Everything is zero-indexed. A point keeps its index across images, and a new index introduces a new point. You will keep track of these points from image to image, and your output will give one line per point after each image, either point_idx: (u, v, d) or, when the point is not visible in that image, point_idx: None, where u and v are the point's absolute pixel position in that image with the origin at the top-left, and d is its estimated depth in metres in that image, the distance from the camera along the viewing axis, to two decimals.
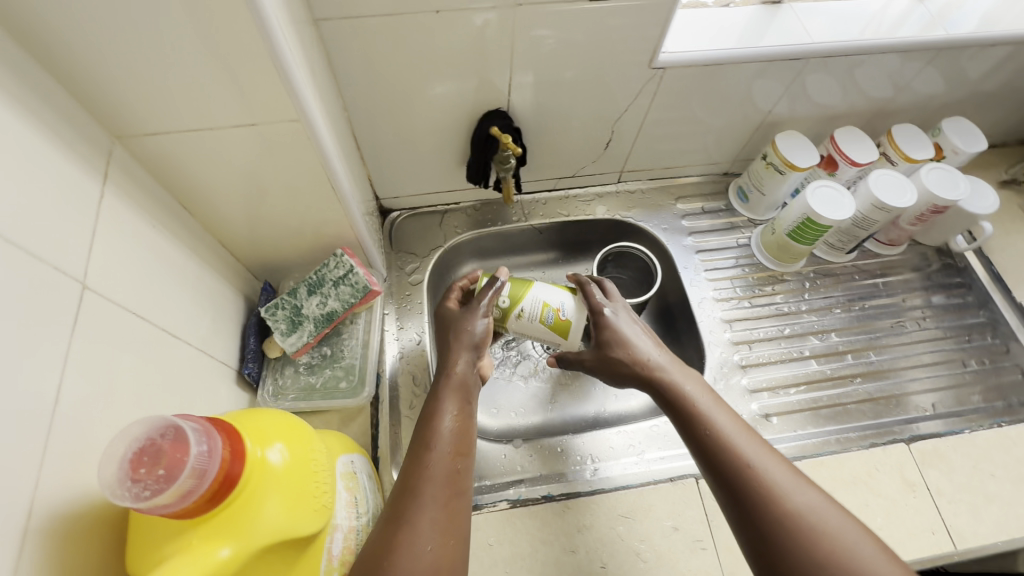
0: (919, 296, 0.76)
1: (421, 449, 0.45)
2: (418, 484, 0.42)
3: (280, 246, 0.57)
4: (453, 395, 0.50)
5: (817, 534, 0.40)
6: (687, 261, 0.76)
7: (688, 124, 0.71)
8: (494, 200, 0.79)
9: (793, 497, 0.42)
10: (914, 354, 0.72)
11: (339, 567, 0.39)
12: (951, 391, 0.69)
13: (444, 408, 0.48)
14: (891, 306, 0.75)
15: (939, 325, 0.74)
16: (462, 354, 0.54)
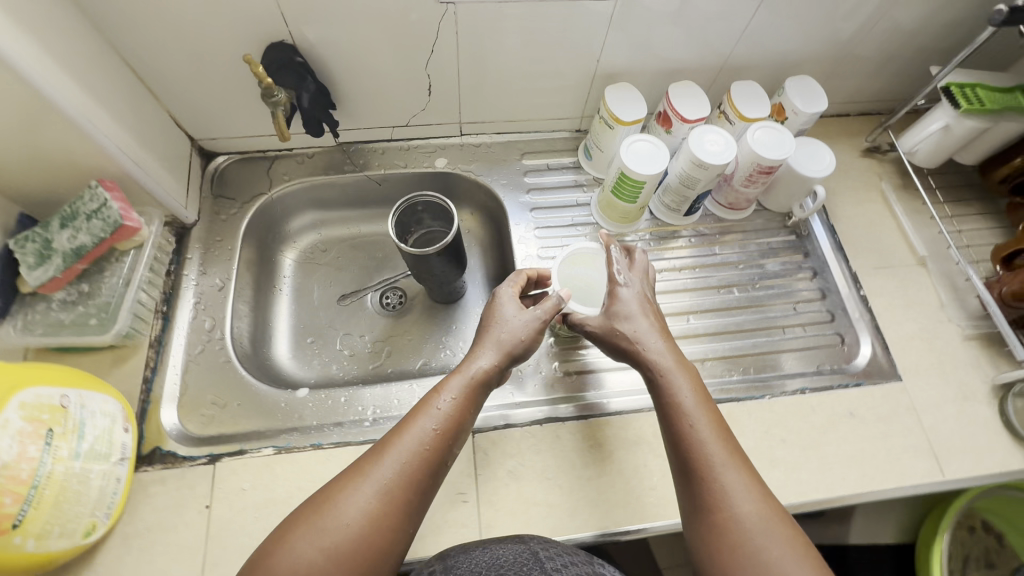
0: (799, 256, 0.75)
1: (409, 425, 0.45)
2: (395, 453, 0.43)
3: (34, 177, 0.54)
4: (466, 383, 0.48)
5: (732, 532, 0.41)
6: (520, 217, 0.74)
7: (515, 71, 0.68)
8: (329, 148, 0.76)
9: (726, 499, 0.42)
10: (800, 311, 0.71)
11: (0, 489, 0.39)
12: (817, 349, 0.69)
13: (436, 396, 0.47)
14: (776, 265, 0.74)
15: (826, 284, 0.73)
16: (486, 350, 0.50)
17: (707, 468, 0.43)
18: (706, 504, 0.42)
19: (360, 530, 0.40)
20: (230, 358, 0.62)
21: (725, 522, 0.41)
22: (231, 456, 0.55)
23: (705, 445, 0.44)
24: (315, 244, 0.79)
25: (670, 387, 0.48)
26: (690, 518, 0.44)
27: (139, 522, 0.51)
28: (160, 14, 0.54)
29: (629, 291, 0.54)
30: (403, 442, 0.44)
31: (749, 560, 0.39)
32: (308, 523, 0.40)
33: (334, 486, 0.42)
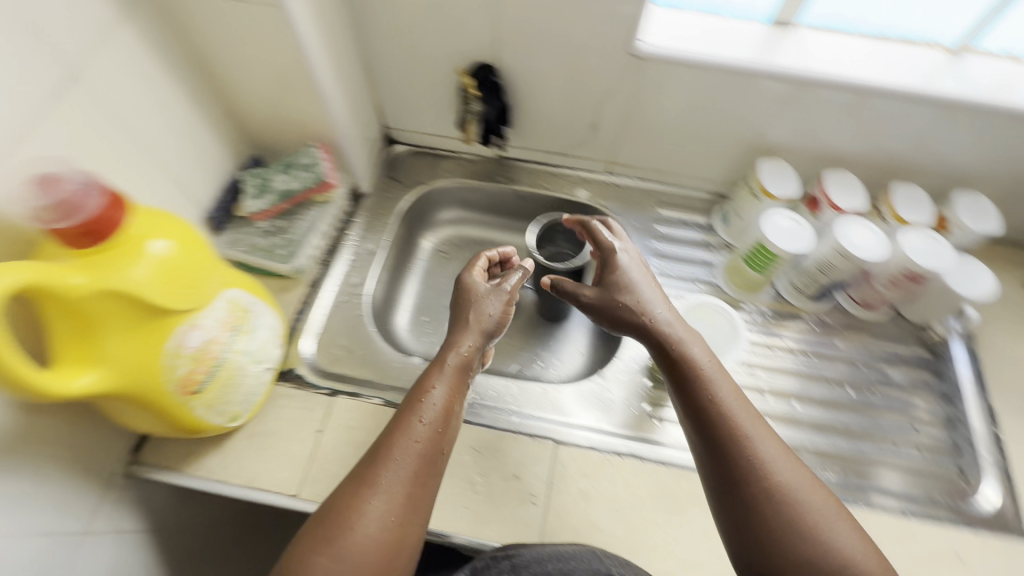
0: (928, 381, 0.70)
1: (406, 419, 0.50)
2: (397, 454, 0.48)
3: (274, 129, 0.67)
4: (450, 374, 0.54)
5: (780, 502, 0.44)
6: (643, 261, 0.77)
7: (677, 128, 0.73)
8: (488, 159, 0.85)
9: (768, 468, 0.45)
10: (911, 435, 0.66)
11: (196, 357, 0.48)
12: (926, 479, 0.63)
13: (433, 385, 0.53)
14: (898, 382, 0.70)
15: (950, 418, 0.67)
16: (466, 336, 0.57)
17: (750, 442, 0.46)
18: (750, 475, 0.45)
19: (379, 532, 0.45)
20: (363, 314, 0.71)
21: (769, 494, 0.44)
22: (348, 396, 0.63)
23: (735, 415, 0.47)
24: (450, 237, 0.88)
25: (683, 356, 0.51)
26: (727, 496, 0.45)
27: (266, 424, 0.60)
28: (403, 25, 0.66)
29: (628, 258, 0.59)
30: (402, 441, 0.49)
31: (800, 528, 0.43)
32: (324, 540, 0.44)
33: (353, 488, 0.47)
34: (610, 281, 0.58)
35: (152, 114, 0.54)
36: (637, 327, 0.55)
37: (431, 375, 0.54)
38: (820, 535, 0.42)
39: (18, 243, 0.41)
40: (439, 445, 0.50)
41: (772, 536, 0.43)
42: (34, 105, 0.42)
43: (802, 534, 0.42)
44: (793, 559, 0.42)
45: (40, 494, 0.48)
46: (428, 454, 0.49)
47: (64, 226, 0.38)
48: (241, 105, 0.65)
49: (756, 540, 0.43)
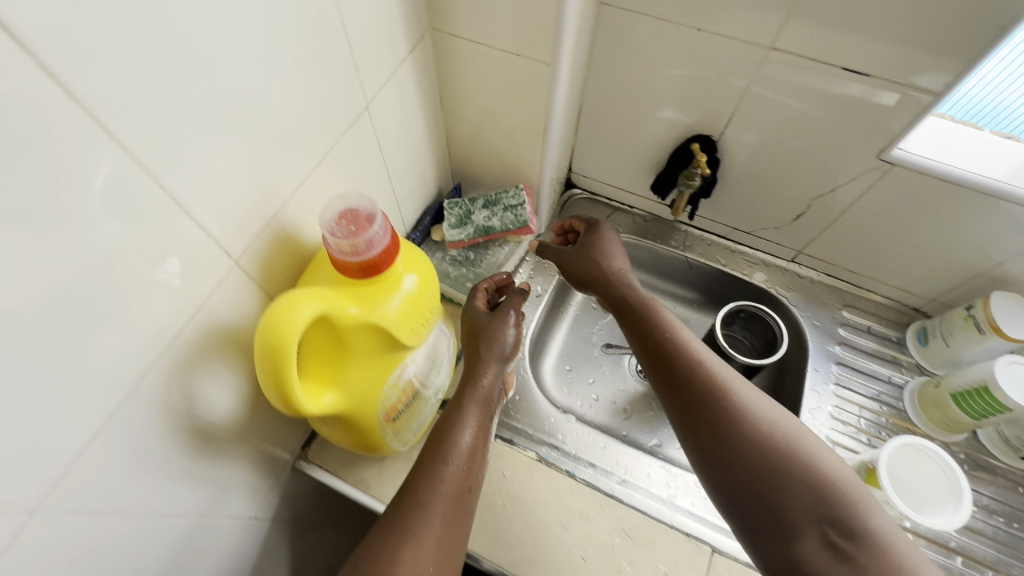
0: None
1: (434, 461, 0.50)
2: (427, 498, 0.47)
3: (484, 163, 0.69)
4: (472, 409, 0.54)
5: (757, 425, 0.49)
6: (821, 365, 0.71)
7: (899, 237, 0.66)
8: (664, 220, 0.83)
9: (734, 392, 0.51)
10: None
11: (403, 388, 0.49)
12: None
13: (466, 421, 0.53)
14: None
15: None
16: (490, 369, 0.57)
17: (707, 370, 0.53)
18: (707, 399, 0.51)
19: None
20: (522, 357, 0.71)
21: (720, 406, 0.50)
22: (504, 442, 0.62)
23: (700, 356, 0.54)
24: None
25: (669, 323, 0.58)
26: (701, 417, 0.51)
27: None
28: (636, 85, 0.65)
29: (613, 245, 0.67)
30: (442, 483, 0.49)
31: (768, 443, 0.47)
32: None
33: (391, 536, 0.45)
34: (596, 248, 0.66)
35: (400, 141, 0.56)
36: (611, 284, 0.63)
37: (458, 417, 0.54)
38: (807, 464, 0.46)
39: (293, 255, 0.44)
40: (469, 484, 0.50)
41: (766, 466, 0.46)
42: (336, 133, 0.45)
43: (794, 462, 0.46)
44: (791, 489, 0.45)
45: (239, 481, 0.50)
46: (455, 492, 0.49)
47: (349, 261, 0.39)
48: (462, 137, 0.67)
49: (754, 473, 0.46)
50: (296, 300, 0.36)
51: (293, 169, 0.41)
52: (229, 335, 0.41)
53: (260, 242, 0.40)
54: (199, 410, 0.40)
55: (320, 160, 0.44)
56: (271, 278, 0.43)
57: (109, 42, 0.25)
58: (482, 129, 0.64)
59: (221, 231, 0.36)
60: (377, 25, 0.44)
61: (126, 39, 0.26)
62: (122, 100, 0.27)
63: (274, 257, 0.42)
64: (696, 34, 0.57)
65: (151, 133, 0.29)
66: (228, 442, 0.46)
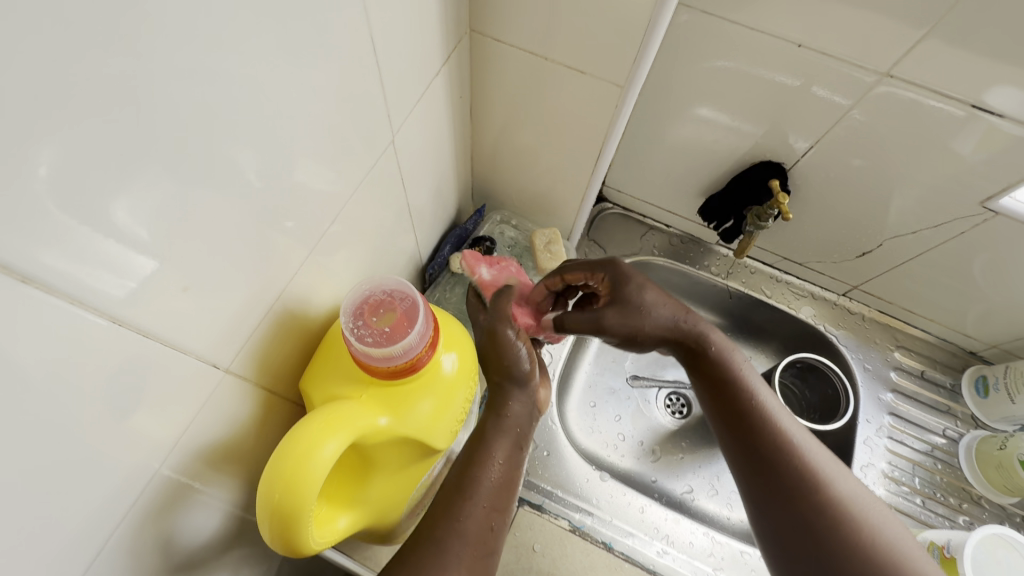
0: None
1: (452, 494, 0.39)
2: (444, 539, 0.36)
3: (513, 183, 0.59)
4: (502, 434, 0.43)
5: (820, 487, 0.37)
6: (872, 415, 0.66)
7: (974, 282, 0.60)
8: (703, 242, 0.75)
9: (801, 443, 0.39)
10: None
11: (430, 482, 0.41)
12: None
13: (492, 452, 0.41)
14: None
15: None
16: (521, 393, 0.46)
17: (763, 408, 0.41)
18: (765, 449, 0.39)
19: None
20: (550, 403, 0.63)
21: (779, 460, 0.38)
22: (534, 510, 0.55)
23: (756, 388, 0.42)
24: None
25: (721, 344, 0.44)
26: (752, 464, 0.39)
27: None
28: (696, 99, 0.56)
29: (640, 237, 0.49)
30: (463, 520, 0.37)
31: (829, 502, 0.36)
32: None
33: None
34: (631, 292, 0.45)
35: (425, 166, 0.46)
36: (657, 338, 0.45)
37: (488, 442, 0.42)
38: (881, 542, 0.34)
39: (301, 335, 0.34)
40: (492, 524, 0.39)
41: (824, 538, 0.35)
42: (358, 177, 0.35)
43: (861, 537, 0.34)
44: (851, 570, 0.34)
45: None
46: (479, 534, 0.37)
47: (379, 368, 0.30)
48: (489, 153, 0.56)
49: (799, 538, 0.36)
50: (314, 431, 0.27)
51: (304, 233, 0.31)
52: (222, 449, 0.31)
53: (262, 332, 0.30)
54: (182, 543, 0.31)
55: (337, 215, 0.34)
56: (273, 371, 0.33)
57: (38, 115, 0.15)
58: (516, 146, 0.54)
59: (208, 340, 0.26)
60: (414, 36, 0.34)
61: (71, 111, 0.16)
62: (58, 201, 0.17)
63: (277, 349, 0.32)
64: (788, 47, 0.47)
65: (108, 243, 0.19)
66: (216, 558, 0.37)
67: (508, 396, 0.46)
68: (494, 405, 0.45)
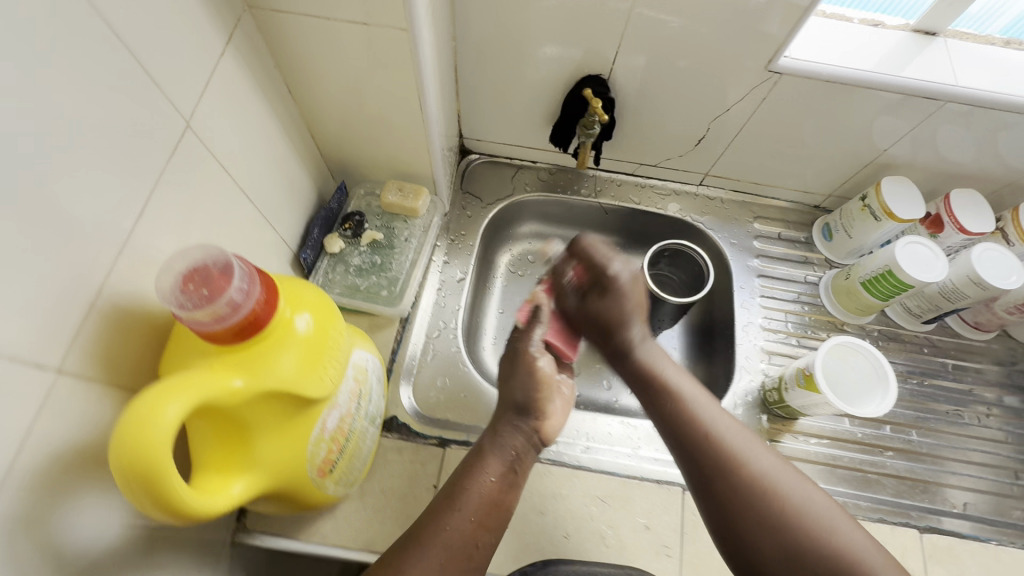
0: None
1: (440, 505, 0.46)
2: (428, 549, 0.43)
3: (361, 152, 0.60)
4: (489, 458, 0.51)
5: (765, 496, 0.44)
6: (744, 281, 0.73)
7: (794, 145, 0.68)
8: (570, 169, 0.79)
9: (746, 459, 0.47)
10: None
11: (331, 440, 0.43)
12: None
13: (489, 467, 0.50)
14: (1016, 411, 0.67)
15: None
16: (516, 428, 0.54)
17: (707, 428, 0.49)
18: (713, 456, 0.48)
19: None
20: (459, 349, 0.66)
21: (727, 468, 0.46)
22: (461, 446, 0.59)
23: (697, 406, 0.52)
24: (527, 253, 0.83)
25: (691, 403, 0.52)
26: (698, 465, 0.48)
27: (376, 482, 0.56)
28: (508, 31, 0.59)
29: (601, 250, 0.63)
30: (446, 528, 0.45)
31: (786, 515, 0.43)
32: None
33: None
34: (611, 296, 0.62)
35: (250, 150, 0.47)
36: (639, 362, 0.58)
37: (487, 459, 0.51)
38: (819, 531, 0.42)
39: (144, 327, 0.35)
40: (477, 540, 0.46)
41: (747, 506, 0.44)
42: (154, 166, 0.35)
43: (798, 520, 0.43)
44: (794, 562, 0.42)
45: None
46: (463, 547, 0.44)
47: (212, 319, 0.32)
48: (327, 128, 0.57)
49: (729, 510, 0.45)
50: (154, 397, 0.28)
51: (107, 231, 0.32)
52: (87, 456, 0.32)
53: (90, 328, 0.31)
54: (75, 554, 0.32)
55: (144, 204, 0.34)
56: (121, 370, 0.34)
57: None
58: (346, 116, 0.55)
59: (18, 345, 0.27)
60: (164, 16, 0.34)
61: None
62: None
63: (110, 352, 0.33)
64: None
65: None
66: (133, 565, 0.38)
67: (504, 420, 0.55)
68: (497, 426, 0.55)
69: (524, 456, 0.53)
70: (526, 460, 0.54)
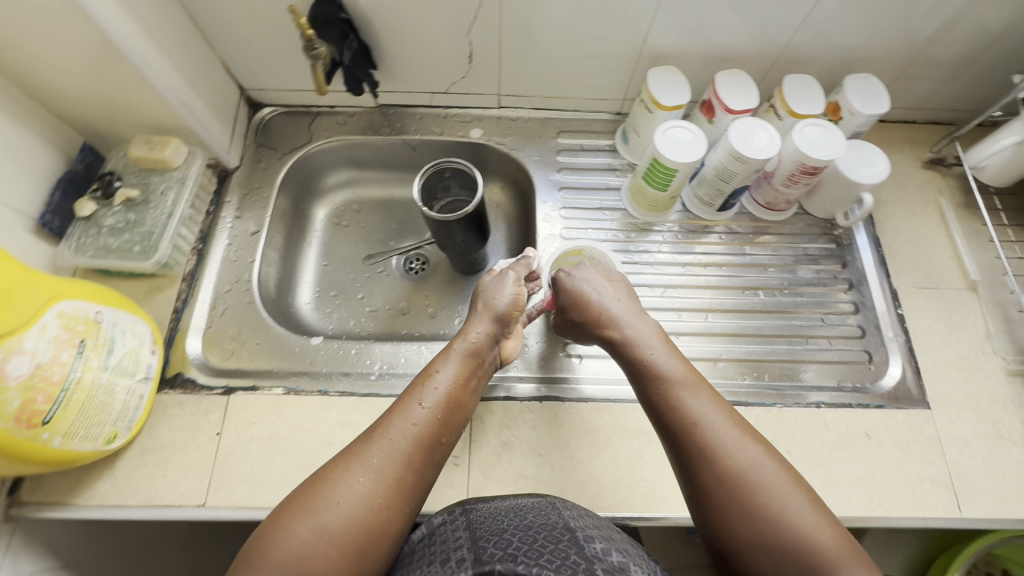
0: (838, 270, 0.70)
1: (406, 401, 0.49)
2: (380, 451, 0.44)
3: (94, 107, 0.58)
4: (456, 361, 0.52)
5: (741, 490, 0.42)
6: (547, 196, 0.73)
7: (565, 50, 0.67)
8: (369, 109, 0.77)
9: (741, 465, 0.43)
10: (817, 323, 0.67)
11: (26, 389, 0.42)
12: (831, 365, 0.64)
13: (448, 367, 0.51)
14: (813, 281, 0.69)
15: (857, 301, 0.68)
16: (478, 323, 0.56)
17: (685, 414, 0.47)
18: (703, 452, 0.44)
19: (361, 511, 0.41)
20: (254, 300, 0.65)
21: (694, 451, 0.45)
22: (246, 390, 0.58)
23: (673, 388, 0.49)
24: (347, 201, 0.81)
25: (711, 414, 0.46)
26: (682, 461, 0.46)
27: (158, 438, 0.56)
28: None
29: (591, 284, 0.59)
30: (397, 428, 0.46)
31: (763, 523, 0.40)
32: (307, 509, 0.40)
33: (329, 478, 0.42)
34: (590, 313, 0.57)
35: None
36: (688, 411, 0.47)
37: (445, 360, 0.52)
38: (782, 519, 0.40)
39: None
40: (441, 436, 0.48)
41: (744, 516, 0.41)
42: None
43: (769, 511, 0.41)
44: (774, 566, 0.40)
45: None
46: (419, 440, 0.46)
47: None
48: (44, 85, 0.54)
49: (722, 511, 0.42)
50: None
51: None
52: None
53: None
54: None
55: None
56: None
57: None
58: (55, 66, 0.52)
59: None
60: None
61: None
62: None
63: None
64: None
65: None
66: None
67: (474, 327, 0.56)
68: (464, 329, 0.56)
69: (485, 360, 0.55)
70: (485, 367, 0.55)
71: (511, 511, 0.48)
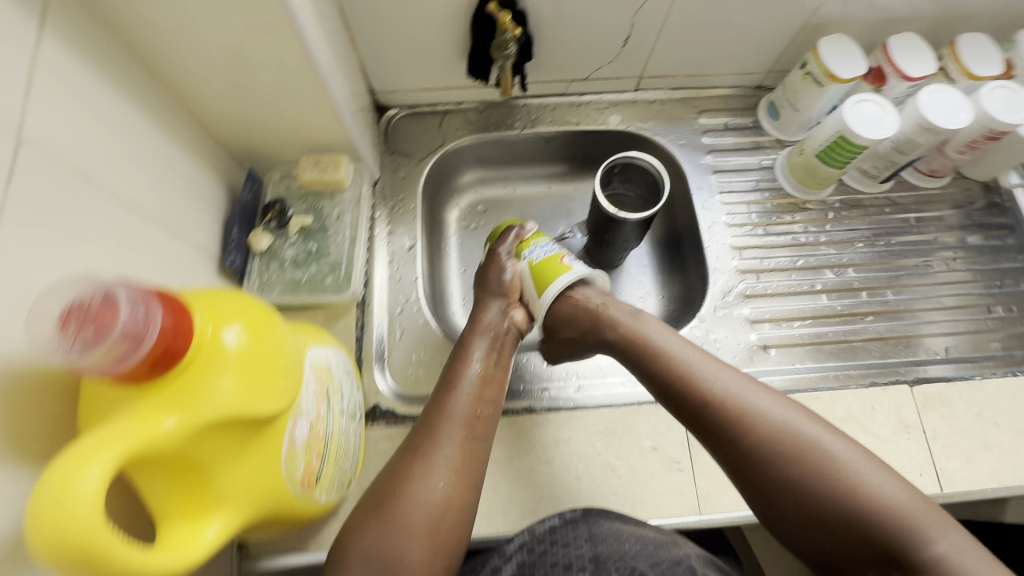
0: (1003, 234, 0.69)
1: (443, 390, 0.52)
2: (432, 445, 0.48)
3: (261, 131, 0.53)
4: (485, 346, 0.55)
5: (817, 470, 0.41)
6: (701, 181, 0.71)
7: (724, 26, 0.63)
8: (499, 103, 0.72)
9: (808, 447, 0.42)
10: (991, 291, 0.66)
11: (307, 450, 0.39)
12: (1014, 332, 0.64)
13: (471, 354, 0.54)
14: (982, 250, 0.68)
15: None
16: (491, 302, 0.59)
17: (736, 408, 0.45)
18: (770, 444, 0.43)
19: (434, 509, 0.45)
20: (428, 319, 0.62)
21: (751, 444, 0.43)
22: None
23: (716, 381, 0.47)
24: (475, 202, 0.77)
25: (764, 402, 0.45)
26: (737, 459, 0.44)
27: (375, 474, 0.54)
28: None
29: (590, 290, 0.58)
30: (445, 422, 0.49)
31: (825, 494, 0.40)
32: (381, 513, 0.44)
33: (396, 478, 0.46)
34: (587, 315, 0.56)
35: (122, 157, 0.40)
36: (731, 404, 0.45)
37: (466, 346, 0.55)
38: (858, 498, 0.40)
39: (49, 384, 0.30)
40: (478, 413, 0.51)
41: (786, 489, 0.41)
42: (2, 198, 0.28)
43: (848, 495, 0.40)
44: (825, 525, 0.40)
45: None
46: (467, 420, 0.50)
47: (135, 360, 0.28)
48: (216, 110, 0.50)
49: (789, 494, 0.41)
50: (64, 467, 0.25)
51: None
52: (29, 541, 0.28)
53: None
54: None
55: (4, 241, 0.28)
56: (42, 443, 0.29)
57: None
58: (234, 89, 0.48)
59: None
60: None
61: None
62: None
63: (9, 427, 0.28)
64: None
65: None
66: None
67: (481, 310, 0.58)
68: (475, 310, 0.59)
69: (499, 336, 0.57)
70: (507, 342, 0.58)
71: (638, 535, 0.47)
